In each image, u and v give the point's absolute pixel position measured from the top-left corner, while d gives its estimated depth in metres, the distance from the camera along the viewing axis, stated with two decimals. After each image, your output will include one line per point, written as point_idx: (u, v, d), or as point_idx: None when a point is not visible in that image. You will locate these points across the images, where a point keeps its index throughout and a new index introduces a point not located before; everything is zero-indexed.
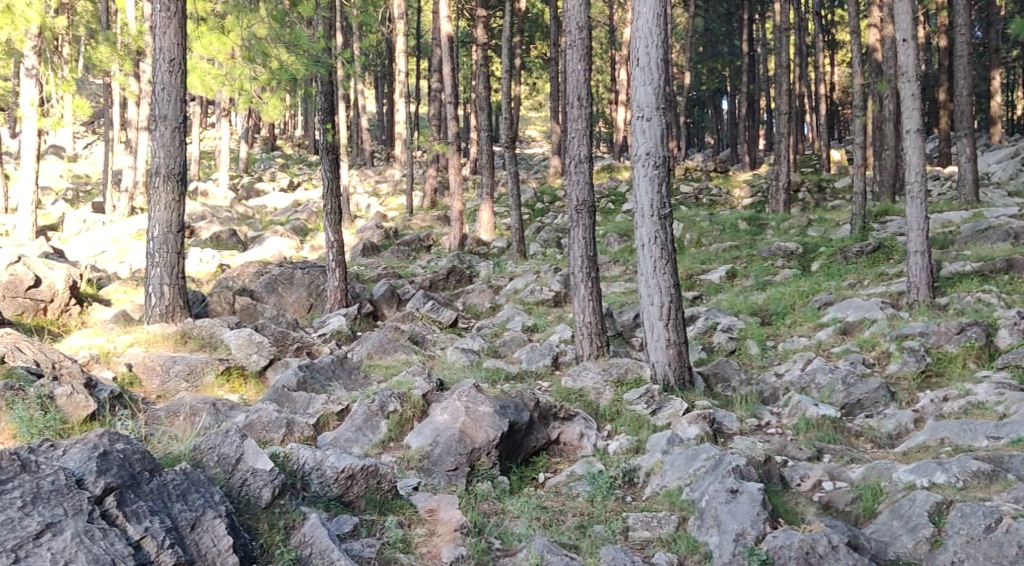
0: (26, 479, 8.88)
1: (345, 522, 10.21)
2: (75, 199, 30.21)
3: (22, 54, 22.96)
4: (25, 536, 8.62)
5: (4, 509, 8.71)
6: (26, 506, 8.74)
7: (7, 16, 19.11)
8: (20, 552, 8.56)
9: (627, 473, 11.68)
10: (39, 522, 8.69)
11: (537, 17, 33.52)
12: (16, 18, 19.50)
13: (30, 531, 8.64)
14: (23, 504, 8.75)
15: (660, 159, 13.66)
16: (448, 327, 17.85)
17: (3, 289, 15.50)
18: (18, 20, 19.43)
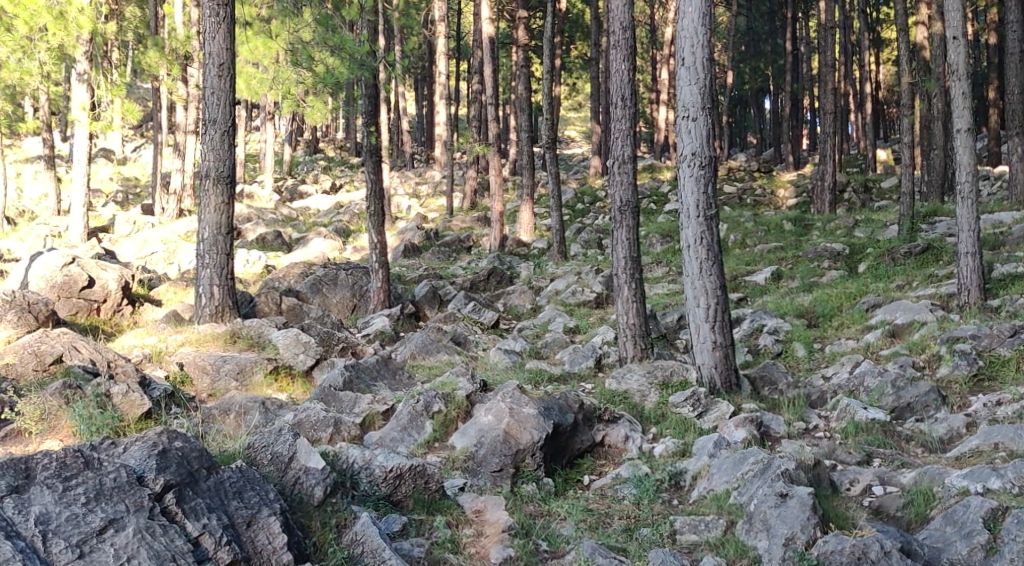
0: (89, 475, 8.96)
1: (394, 522, 10.25)
2: (125, 201, 30.63)
3: (73, 59, 23.39)
4: (89, 531, 8.68)
5: (68, 505, 8.77)
6: (90, 503, 8.81)
7: (59, 22, 20.39)
8: (85, 547, 8.61)
9: (674, 476, 11.62)
10: (102, 518, 8.75)
11: (578, 18, 33.53)
12: (69, 25, 20.70)
13: (94, 527, 8.70)
14: (87, 500, 8.82)
15: (706, 159, 13.58)
16: (489, 328, 17.88)
17: (57, 290, 15.74)
18: (70, 26, 20.64)
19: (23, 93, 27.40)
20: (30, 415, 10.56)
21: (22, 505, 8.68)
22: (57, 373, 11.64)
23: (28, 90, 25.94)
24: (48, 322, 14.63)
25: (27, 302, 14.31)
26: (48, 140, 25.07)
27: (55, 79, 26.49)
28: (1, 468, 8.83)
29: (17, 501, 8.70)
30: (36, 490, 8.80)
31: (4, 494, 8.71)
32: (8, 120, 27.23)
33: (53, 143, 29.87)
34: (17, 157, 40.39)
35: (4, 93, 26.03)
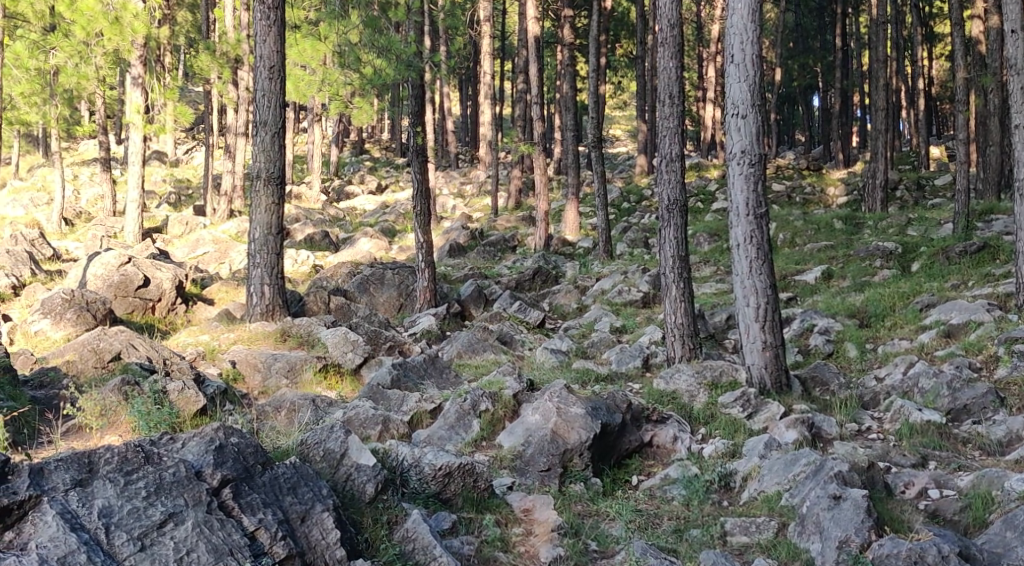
0: (149, 470, 9.01)
1: (443, 519, 10.24)
2: (178, 202, 30.94)
3: (127, 63, 23.71)
4: (149, 525, 8.73)
5: (130, 499, 8.82)
6: (150, 496, 8.86)
7: (116, 27, 20.98)
8: (146, 540, 8.65)
9: (723, 477, 11.49)
10: (162, 512, 8.80)
11: (624, 16, 33.40)
12: (124, 30, 21.29)
13: (154, 520, 8.75)
14: (148, 494, 8.87)
15: (755, 157, 13.45)
16: (535, 328, 17.83)
17: (114, 289, 15.94)
18: (125, 31, 21.24)
19: (79, 96, 27.82)
20: (91, 410, 10.62)
21: (85, 499, 8.73)
22: (116, 369, 11.77)
23: (84, 93, 26.34)
24: (107, 320, 15.04)
25: (87, 299, 14.78)
26: (104, 143, 25.38)
27: (110, 83, 26.87)
28: (64, 462, 8.88)
29: (81, 494, 8.75)
30: (99, 484, 8.85)
31: (68, 487, 8.77)
32: (65, 124, 27.67)
33: (108, 146, 30.30)
34: (71, 160, 41.04)
35: (60, 96, 26.44)
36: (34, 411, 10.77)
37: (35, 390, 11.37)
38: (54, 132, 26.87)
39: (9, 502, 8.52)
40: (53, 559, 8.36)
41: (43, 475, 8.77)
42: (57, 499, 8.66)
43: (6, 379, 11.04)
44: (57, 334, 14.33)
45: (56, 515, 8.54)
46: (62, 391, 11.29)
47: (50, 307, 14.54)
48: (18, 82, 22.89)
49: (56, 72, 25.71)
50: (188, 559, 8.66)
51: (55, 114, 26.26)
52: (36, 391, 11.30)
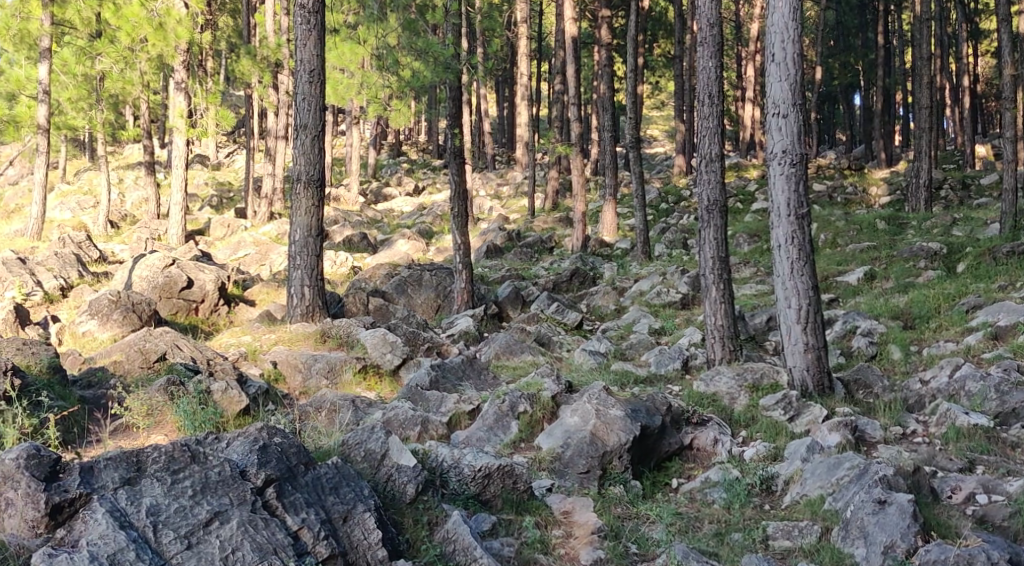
0: (195, 469, 9.04)
1: (483, 521, 10.20)
2: (219, 205, 31.17)
3: (170, 68, 23.98)
4: (196, 523, 8.75)
5: (176, 497, 8.86)
6: (196, 495, 8.89)
7: (159, 34, 21.23)
8: (192, 538, 8.68)
9: (765, 480, 11.38)
10: (208, 510, 8.83)
11: (661, 16, 33.27)
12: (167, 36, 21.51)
13: (200, 519, 8.77)
14: (194, 493, 8.91)
15: (797, 156, 13.31)
16: (573, 329, 17.76)
17: (158, 290, 16.10)
18: (168, 37, 21.46)
19: (124, 101, 28.19)
20: (137, 410, 10.71)
21: (133, 497, 8.79)
22: (161, 369, 11.86)
23: (129, 98, 26.72)
24: (152, 321, 15.16)
25: (132, 301, 14.91)
26: (148, 146, 25.69)
27: (154, 87, 27.21)
28: (113, 461, 8.96)
29: (129, 492, 8.80)
30: (147, 483, 8.90)
31: (116, 485, 8.84)
32: (111, 128, 28.06)
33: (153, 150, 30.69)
34: (116, 163, 41.59)
35: (106, 101, 26.85)
36: (83, 410, 10.85)
37: (84, 390, 11.45)
38: (100, 136, 27.26)
39: (60, 499, 8.65)
40: (104, 556, 8.40)
41: (93, 473, 8.87)
42: (107, 496, 8.73)
43: (55, 378, 11.13)
44: (104, 335, 14.47)
45: (106, 513, 8.59)
46: (110, 391, 11.36)
47: (97, 308, 14.67)
48: (67, 89, 24.80)
49: (102, 78, 26.14)
50: (234, 557, 8.66)
51: (101, 118, 26.67)
52: (85, 391, 11.39)
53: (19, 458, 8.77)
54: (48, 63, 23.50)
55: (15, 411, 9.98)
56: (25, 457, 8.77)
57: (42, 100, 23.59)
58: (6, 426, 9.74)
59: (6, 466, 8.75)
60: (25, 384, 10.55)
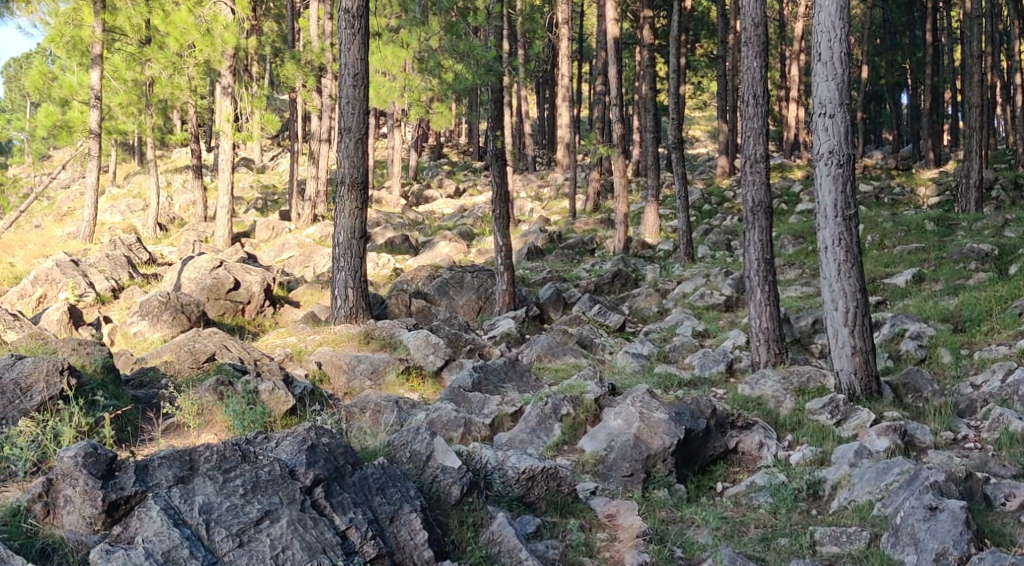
0: (246, 468, 9.06)
1: (528, 523, 10.14)
2: (264, 207, 31.40)
3: (218, 73, 24.22)
4: (247, 521, 8.73)
5: (228, 496, 8.86)
6: (247, 494, 8.89)
7: (207, 40, 21.64)
8: (244, 536, 8.65)
9: (812, 485, 11.24)
10: (259, 509, 8.82)
11: (704, 16, 33.10)
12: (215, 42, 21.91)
13: (251, 517, 8.76)
14: (245, 491, 8.91)
15: (844, 157, 13.15)
16: (616, 331, 17.63)
17: (206, 292, 16.21)
18: (216, 42, 21.86)
19: (172, 105, 28.50)
20: (188, 409, 10.76)
21: (187, 495, 8.80)
22: (211, 370, 11.93)
23: (177, 102, 27.02)
24: (200, 322, 15.28)
25: (182, 302, 15.04)
26: (196, 150, 25.93)
27: (201, 92, 27.49)
28: (167, 459, 9.00)
29: (183, 490, 8.82)
30: (199, 481, 8.92)
31: (170, 483, 8.87)
32: (160, 133, 28.41)
33: (200, 154, 30.96)
34: (164, 167, 42.08)
35: (155, 106, 27.19)
36: (137, 409, 10.91)
37: (136, 390, 11.51)
38: (150, 141, 27.59)
39: (116, 496, 8.70)
40: (158, 553, 8.37)
41: (148, 471, 8.90)
42: (161, 494, 8.75)
43: (109, 378, 11.20)
44: (155, 335, 14.60)
45: (161, 510, 8.61)
46: (162, 390, 11.42)
47: (147, 309, 14.80)
48: (117, 94, 25.61)
49: (152, 83, 26.49)
50: (284, 555, 8.62)
51: (150, 123, 27.00)
52: (137, 390, 11.46)
53: (77, 456, 8.83)
54: (99, 69, 23.60)
55: (72, 410, 10.11)
56: (82, 455, 8.83)
57: (94, 105, 23.73)
58: (63, 425, 9.84)
59: (65, 464, 8.83)
60: (81, 383, 10.65)
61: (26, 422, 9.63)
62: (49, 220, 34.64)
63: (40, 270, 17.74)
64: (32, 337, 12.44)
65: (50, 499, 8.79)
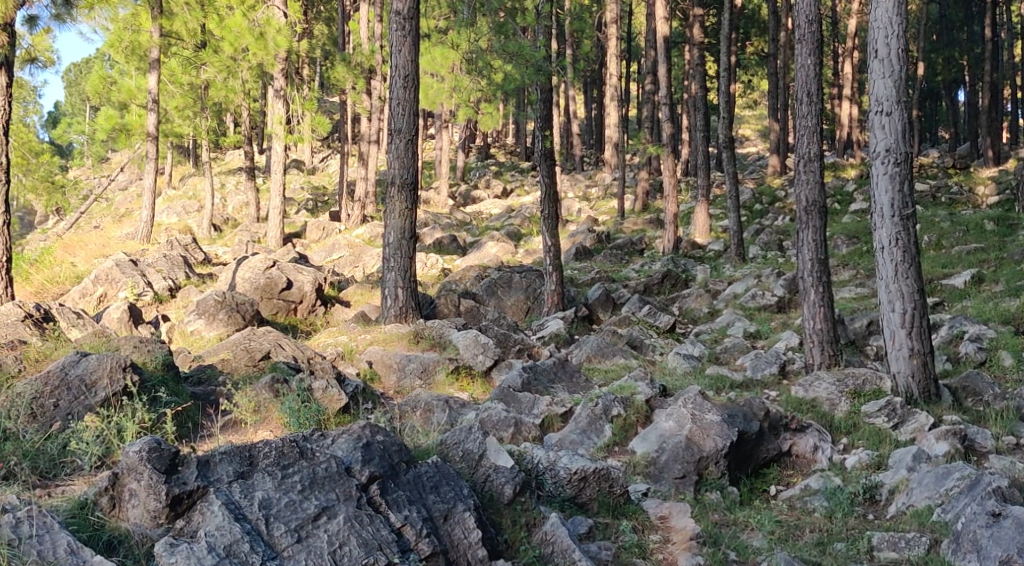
0: (304, 464, 9.04)
1: (580, 523, 10.02)
2: (315, 208, 31.56)
3: (270, 77, 24.41)
4: (305, 518, 8.72)
5: (286, 492, 8.84)
6: (305, 490, 8.87)
7: (259, 43, 21.78)
8: (301, 532, 8.64)
9: (869, 489, 11.03)
10: (316, 505, 8.80)
11: (754, 13, 32.78)
12: (268, 45, 22.02)
13: (309, 513, 8.74)
14: (303, 488, 8.89)
15: (901, 155, 12.91)
16: (666, 332, 17.46)
17: (259, 291, 16.33)
18: (269, 46, 21.97)
19: (226, 108, 28.75)
20: (245, 406, 10.78)
21: (246, 490, 8.79)
22: (266, 368, 11.94)
23: (231, 105, 27.21)
24: (254, 321, 15.35)
25: (237, 302, 15.14)
26: (249, 152, 26.14)
27: (254, 95, 27.70)
28: (228, 455, 8.99)
29: (243, 486, 8.82)
30: (259, 477, 8.91)
31: (231, 479, 8.87)
32: (214, 135, 28.64)
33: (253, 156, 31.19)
34: (218, 169, 42.48)
35: (210, 108, 27.42)
36: (196, 406, 10.93)
37: (195, 386, 11.56)
38: (204, 143, 27.83)
39: (179, 491, 8.72)
40: (220, 547, 8.38)
41: (209, 467, 8.91)
42: (222, 490, 8.75)
43: (169, 375, 11.23)
44: (211, 334, 14.68)
45: (222, 505, 8.61)
46: (219, 387, 11.44)
47: (204, 308, 14.91)
48: (173, 97, 25.73)
49: (207, 86, 26.73)
50: (341, 552, 8.60)
51: (206, 125, 27.24)
52: (196, 388, 11.46)
53: (142, 451, 8.88)
54: (157, 74, 23.91)
55: (135, 406, 10.16)
56: (147, 450, 8.88)
57: (151, 109, 23.87)
58: (127, 420, 9.93)
59: (130, 458, 8.87)
60: (143, 380, 10.73)
61: (92, 418, 9.74)
62: (106, 221, 35.12)
63: (101, 270, 17.93)
64: (97, 334, 12.52)
65: (116, 493, 8.84)
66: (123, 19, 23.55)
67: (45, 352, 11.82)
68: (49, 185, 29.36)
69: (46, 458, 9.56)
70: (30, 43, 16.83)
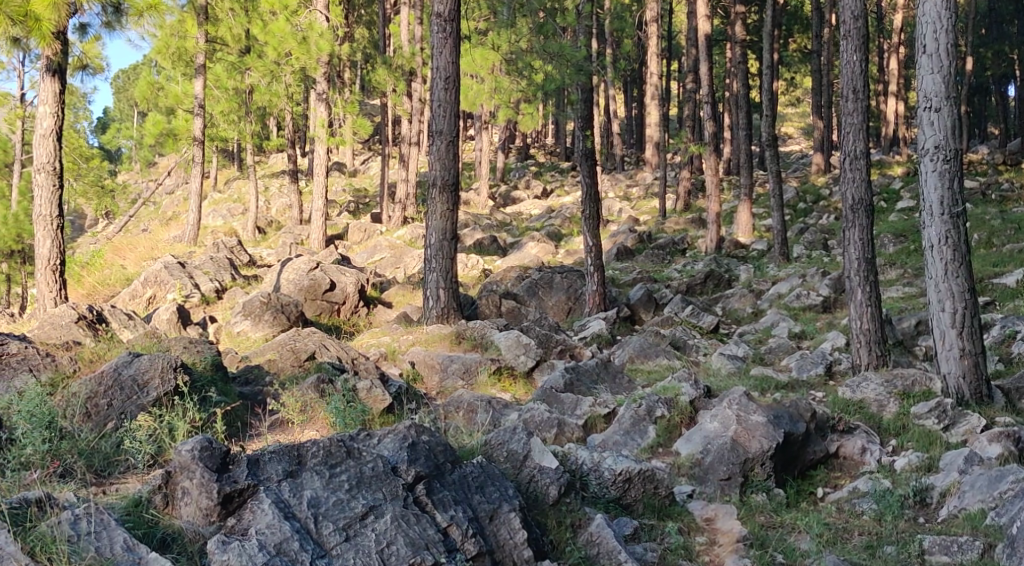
0: (350, 464, 9.01)
1: (625, 525, 9.91)
2: (356, 210, 31.65)
3: (313, 80, 24.50)
4: (352, 516, 8.67)
5: (334, 491, 8.81)
6: (352, 489, 8.84)
7: (302, 47, 21.86)
8: (349, 531, 8.59)
9: (919, 491, 10.81)
10: (363, 504, 8.75)
11: (797, 11, 32.47)
12: (310, 50, 22.09)
13: (356, 512, 8.70)
14: (350, 487, 8.85)
15: (951, 152, 12.67)
16: (709, 332, 17.29)
17: (303, 292, 16.36)
18: (311, 50, 22.05)
19: (269, 112, 28.92)
20: (292, 406, 10.77)
21: (295, 489, 8.76)
22: (311, 368, 11.94)
23: (275, 109, 27.35)
24: (299, 322, 15.38)
25: (282, 303, 15.20)
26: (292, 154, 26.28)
27: (297, 98, 27.83)
28: (277, 454, 8.97)
29: (292, 484, 8.79)
30: (307, 476, 8.88)
31: (280, 478, 8.83)
32: (258, 138, 28.81)
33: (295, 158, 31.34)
34: (261, 173, 42.76)
35: (254, 113, 27.58)
36: (244, 406, 10.96)
37: (243, 386, 11.60)
38: (248, 147, 28.00)
39: (230, 489, 8.67)
40: (271, 545, 8.33)
41: (259, 466, 8.88)
42: (271, 488, 8.72)
43: (218, 375, 11.27)
44: (257, 334, 14.74)
45: (272, 503, 8.57)
46: (266, 387, 11.47)
47: (250, 309, 14.98)
48: (219, 103, 25.93)
49: (251, 90, 26.89)
50: (389, 551, 8.53)
51: (250, 129, 27.41)
52: (243, 387, 11.50)
53: (194, 450, 8.84)
54: (203, 79, 24.12)
55: (186, 405, 10.19)
56: (199, 448, 8.84)
57: (197, 114, 24.05)
58: (178, 419, 9.96)
59: (183, 457, 8.84)
60: (193, 380, 10.75)
61: (144, 417, 9.77)
62: (154, 224, 35.52)
63: (150, 272, 18.09)
64: (148, 334, 12.57)
65: (169, 491, 8.84)
66: (170, 27, 23.73)
67: (98, 352, 11.83)
68: (99, 190, 29.75)
69: (101, 456, 9.64)
70: (80, 50, 16.99)
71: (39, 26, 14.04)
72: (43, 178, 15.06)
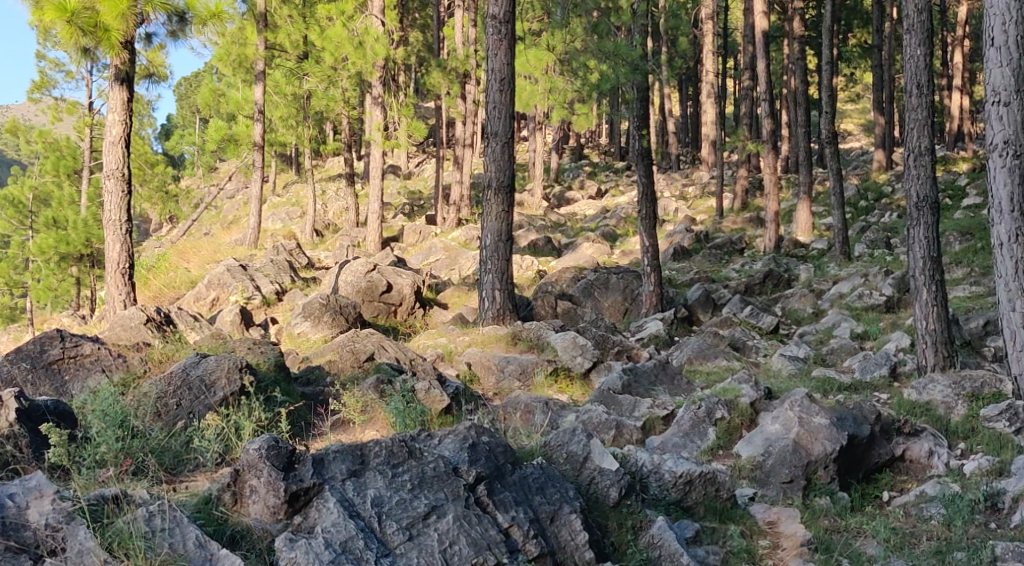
0: (412, 463, 8.93)
1: (687, 527, 9.71)
2: (411, 212, 31.68)
3: (368, 83, 24.52)
4: (415, 516, 8.59)
5: (397, 490, 8.73)
6: (415, 489, 8.75)
7: (358, 52, 21.86)
8: (413, 530, 8.51)
9: (990, 496, 10.44)
10: (425, 504, 8.66)
11: (857, 5, 31.92)
12: (366, 54, 22.06)
13: (419, 512, 8.61)
14: (413, 486, 8.77)
15: (1020, 147, 12.30)
16: (769, 333, 16.99)
17: (360, 293, 16.36)
18: (367, 55, 22.03)
19: (325, 116, 29.04)
20: (352, 405, 10.73)
21: (359, 488, 8.70)
22: (370, 369, 11.89)
23: (332, 114, 27.45)
24: (356, 324, 15.38)
25: (341, 304, 15.22)
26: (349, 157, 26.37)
27: (353, 102, 27.89)
28: (341, 453, 8.90)
29: (355, 483, 8.73)
30: (370, 475, 8.81)
31: (344, 477, 8.76)
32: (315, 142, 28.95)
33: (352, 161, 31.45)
34: (318, 176, 43.04)
35: (312, 118, 27.69)
36: (307, 406, 10.93)
37: (304, 387, 11.59)
38: (306, 151, 28.13)
39: (296, 488, 8.61)
40: (337, 543, 8.30)
41: (323, 464, 8.81)
42: (336, 487, 8.66)
43: (280, 375, 11.26)
44: (316, 335, 14.76)
45: (337, 502, 8.52)
46: (327, 388, 11.46)
47: (310, 310, 15.02)
48: (278, 107, 26.07)
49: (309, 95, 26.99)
50: (451, 551, 8.44)
51: (308, 134, 27.54)
52: (305, 388, 11.49)
53: (261, 448, 8.75)
54: (263, 85, 24.25)
55: (252, 405, 10.20)
56: (266, 447, 8.75)
57: (257, 119, 24.22)
58: (245, 419, 9.97)
59: (249, 455, 8.75)
60: (259, 380, 10.74)
61: (212, 416, 9.79)
62: (215, 228, 35.92)
63: (213, 274, 18.21)
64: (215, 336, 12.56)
65: (238, 489, 8.74)
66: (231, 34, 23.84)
67: (168, 353, 11.91)
68: (161, 195, 30.10)
69: (172, 454, 9.63)
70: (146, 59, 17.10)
71: (108, 36, 14.25)
72: (112, 184, 15.17)
